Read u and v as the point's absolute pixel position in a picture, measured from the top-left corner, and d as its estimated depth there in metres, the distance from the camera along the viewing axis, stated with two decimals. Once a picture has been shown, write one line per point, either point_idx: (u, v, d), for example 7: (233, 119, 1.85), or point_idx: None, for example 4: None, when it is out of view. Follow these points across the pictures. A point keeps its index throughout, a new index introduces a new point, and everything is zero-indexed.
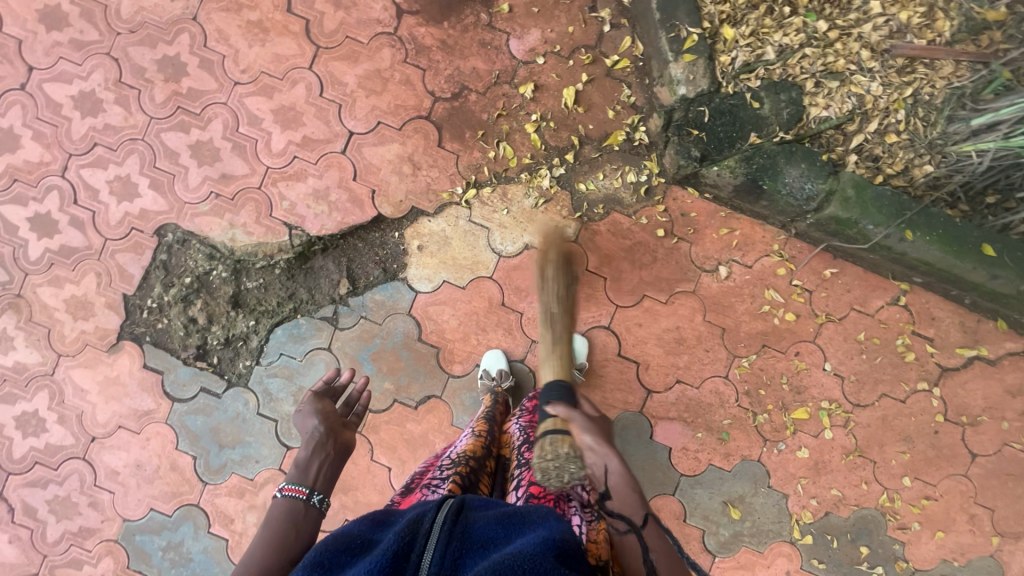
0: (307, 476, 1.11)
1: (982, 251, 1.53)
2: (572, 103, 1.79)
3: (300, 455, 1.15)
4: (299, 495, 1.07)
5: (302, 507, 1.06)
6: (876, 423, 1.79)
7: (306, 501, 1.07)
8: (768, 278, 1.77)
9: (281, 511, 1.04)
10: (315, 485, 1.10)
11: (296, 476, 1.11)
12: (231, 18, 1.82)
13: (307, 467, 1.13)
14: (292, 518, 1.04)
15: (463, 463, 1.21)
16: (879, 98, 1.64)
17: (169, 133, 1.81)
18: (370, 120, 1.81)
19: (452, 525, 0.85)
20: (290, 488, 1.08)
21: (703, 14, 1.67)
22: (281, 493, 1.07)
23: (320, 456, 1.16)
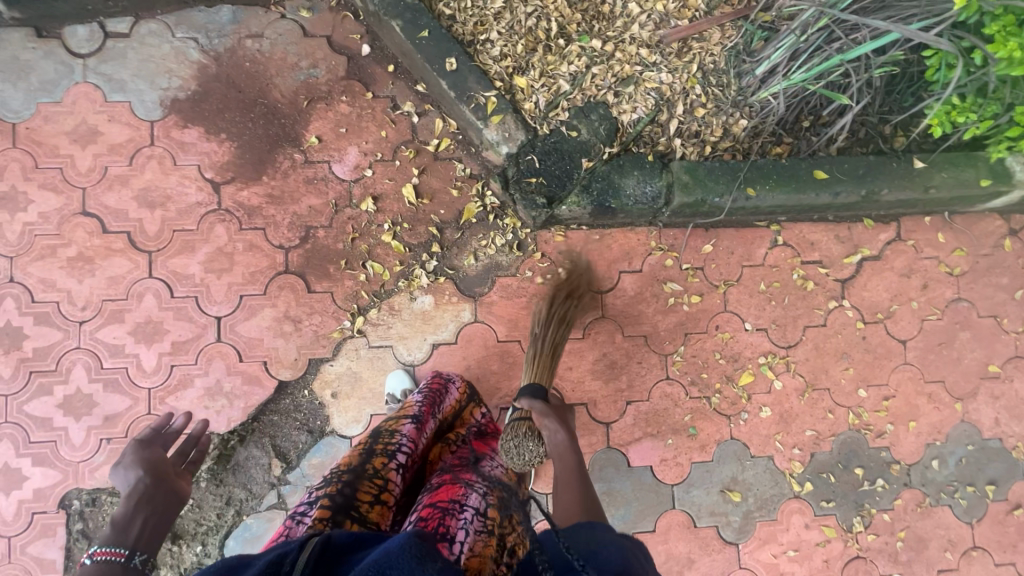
0: (127, 536, 1.09)
1: (817, 177, 1.64)
2: (415, 198, 1.81)
3: (119, 514, 1.13)
4: (115, 558, 1.04)
5: (120, 570, 1.03)
6: (813, 354, 1.86)
7: (123, 562, 1.04)
8: (660, 273, 1.83)
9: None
10: (136, 545, 1.09)
11: (111, 539, 1.08)
12: (49, 263, 1.72)
13: (127, 526, 1.11)
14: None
15: (337, 479, 1.18)
16: (673, 84, 1.75)
17: (33, 401, 1.69)
18: (232, 297, 1.75)
19: (317, 559, 0.88)
20: (104, 552, 1.04)
21: (492, 75, 1.73)
22: (91, 559, 1.03)
23: (143, 513, 1.15)
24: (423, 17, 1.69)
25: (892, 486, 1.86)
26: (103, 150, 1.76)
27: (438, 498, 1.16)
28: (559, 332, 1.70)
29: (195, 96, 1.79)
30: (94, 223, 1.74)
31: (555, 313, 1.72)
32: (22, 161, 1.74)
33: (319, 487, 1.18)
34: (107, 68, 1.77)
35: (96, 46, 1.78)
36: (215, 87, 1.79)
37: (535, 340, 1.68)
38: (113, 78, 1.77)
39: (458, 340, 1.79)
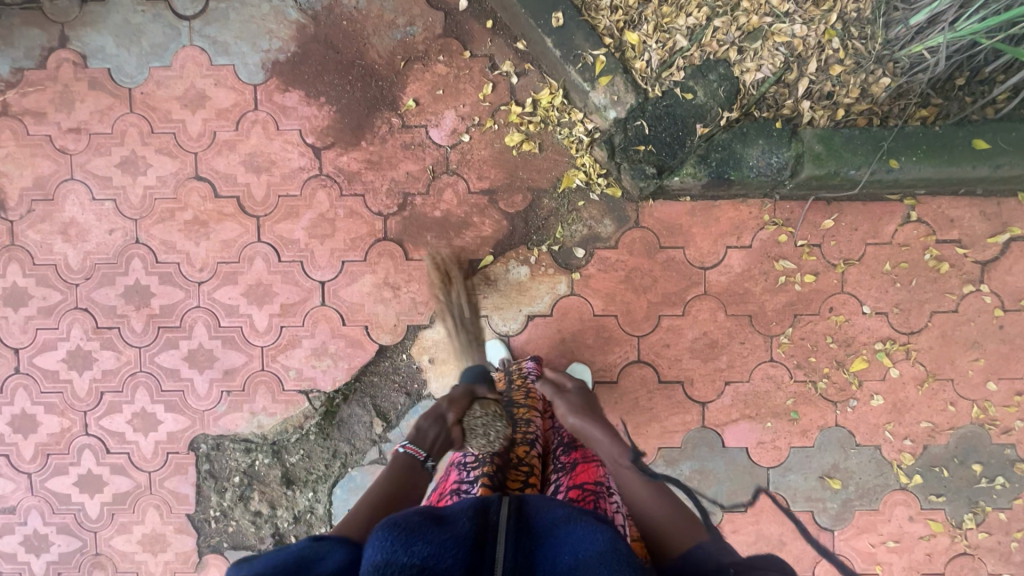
0: (425, 441, 1.27)
1: (975, 146, 1.44)
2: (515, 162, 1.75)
3: (420, 421, 1.32)
4: (417, 455, 1.23)
5: (418, 467, 1.22)
6: (938, 342, 1.70)
7: (423, 462, 1.22)
8: (772, 250, 1.70)
9: (400, 463, 1.21)
10: (430, 451, 1.26)
11: (415, 439, 1.27)
12: (169, 225, 1.81)
13: (426, 432, 1.29)
14: (405, 471, 1.19)
15: (488, 461, 1.21)
16: (807, 37, 1.54)
17: (162, 354, 1.83)
18: (334, 263, 1.80)
19: (516, 521, 0.88)
20: (410, 447, 1.24)
21: (601, 30, 1.60)
22: (402, 449, 1.23)
23: (437, 427, 1.31)
24: None
25: (1014, 485, 1.73)
26: (211, 115, 1.79)
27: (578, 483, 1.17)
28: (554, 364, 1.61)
29: (295, 58, 1.77)
30: (206, 187, 1.81)
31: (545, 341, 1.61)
32: (140, 127, 1.80)
33: (473, 466, 1.21)
34: (211, 30, 1.78)
35: (199, 7, 1.77)
36: (314, 48, 1.76)
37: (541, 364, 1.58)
38: (217, 40, 1.78)
39: (553, 312, 1.77)
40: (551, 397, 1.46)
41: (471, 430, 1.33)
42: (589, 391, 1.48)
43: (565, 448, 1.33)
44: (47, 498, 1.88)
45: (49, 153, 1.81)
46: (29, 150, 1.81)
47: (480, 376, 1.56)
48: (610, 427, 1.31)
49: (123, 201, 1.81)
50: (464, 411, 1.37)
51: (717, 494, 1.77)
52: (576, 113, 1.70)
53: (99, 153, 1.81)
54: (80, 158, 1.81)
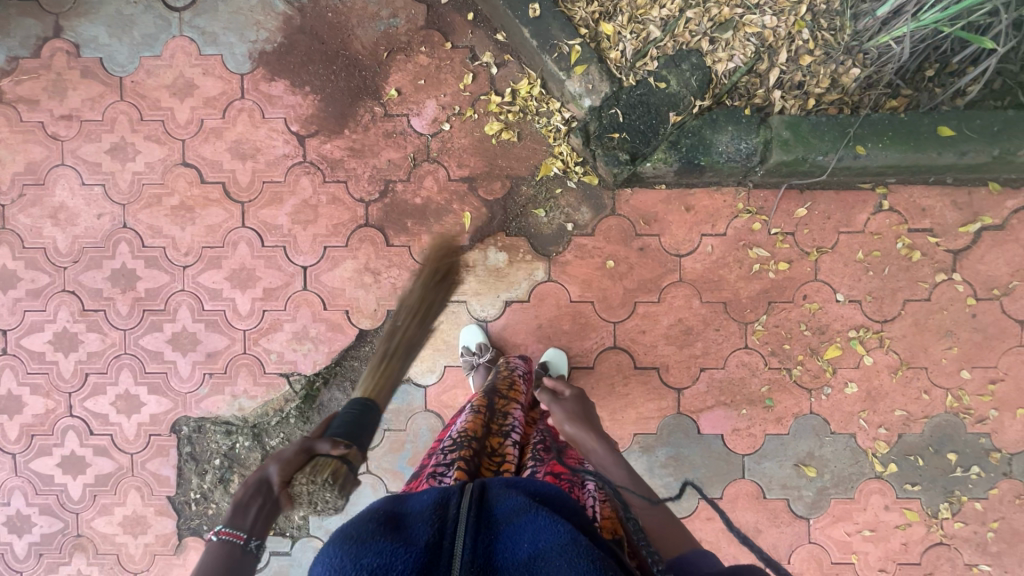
0: (246, 517, 1.05)
1: (940, 134, 1.46)
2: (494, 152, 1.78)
3: (241, 494, 1.08)
4: (236, 540, 1.02)
5: (240, 553, 1.02)
6: (911, 331, 1.71)
7: (244, 546, 1.02)
8: (746, 238, 1.72)
9: (214, 557, 1.00)
10: (253, 528, 1.05)
11: (234, 517, 1.05)
12: (156, 211, 1.86)
13: (245, 506, 1.07)
14: (224, 562, 1.00)
15: (465, 446, 1.13)
16: (777, 28, 1.58)
17: (146, 337, 1.87)
18: (316, 248, 1.83)
19: (476, 512, 0.82)
20: (225, 532, 1.02)
21: (577, 22, 1.64)
22: (216, 537, 1.02)
23: (257, 502, 1.08)
24: None
25: (989, 474, 1.73)
26: (199, 103, 1.84)
27: (555, 473, 1.09)
28: (416, 331, 1.58)
29: (281, 48, 1.82)
30: (193, 173, 1.85)
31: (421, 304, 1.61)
32: (130, 114, 1.85)
33: (450, 448, 1.13)
34: (200, 21, 1.83)
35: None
36: (300, 39, 1.81)
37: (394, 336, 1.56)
38: (206, 31, 1.83)
39: (530, 298, 1.79)
40: (548, 404, 1.38)
41: (298, 497, 1.10)
42: (586, 397, 1.41)
43: (543, 442, 1.25)
44: (31, 478, 1.91)
45: (41, 139, 1.86)
46: (22, 136, 1.86)
47: (342, 424, 1.23)
48: (610, 441, 1.28)
49: (112, 186, 1.86)
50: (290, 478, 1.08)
51: (692, 481, 1.78)
52: (553, 103, 1.74)
53: (90, 140, 1.86)
54: (71, 144, 1.86)
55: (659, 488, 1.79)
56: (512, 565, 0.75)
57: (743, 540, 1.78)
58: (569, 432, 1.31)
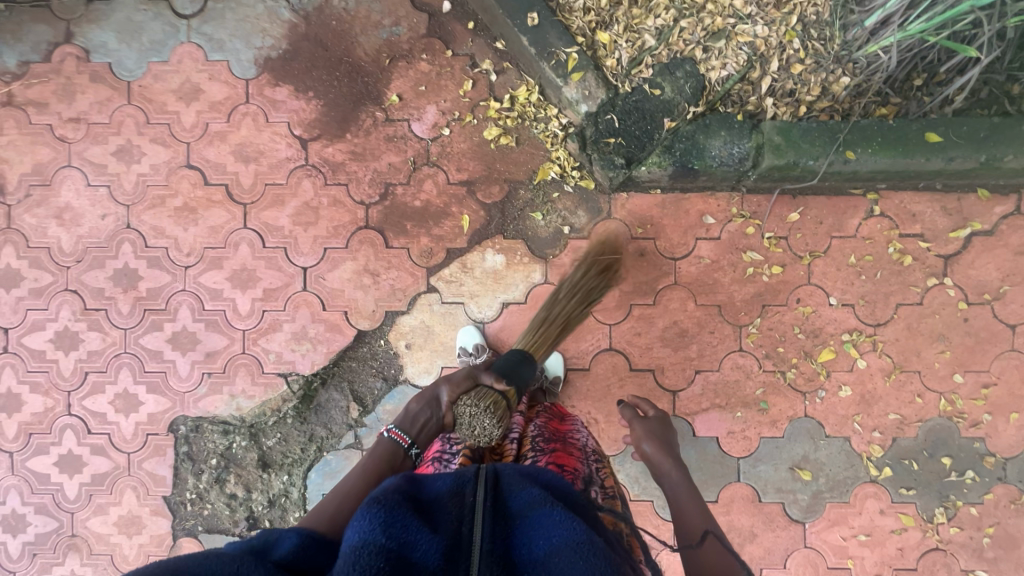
0: (413, 426, 1.31)
1: (928, 140, 1.49)
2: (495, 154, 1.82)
3: (413, 407, 1.35)
4: (401, 441, 1.27)
5: (402, 454, 1.26)
6: (904, 335, 1.73)
7: (405, 448, 1.27)
8: (740, 242, 1.75)
9: (383, 448, 1.26)
10: (416, 437, 1.30)
11: (404, 424, 1.31)
12: (159, 211, 1.88)
13: (415, 416, 1.33)
14: (389, 456, 1.25)
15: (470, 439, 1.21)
16: (769, 38, 1.63)
17: (146, 336, 1.88)
18: (317, 249, 1.86)
19: (492, 501, 0.88)
20: (395, 432, 1.29)
21: (574, 30, 1.69)
22: (387, 434, 1.29)
23: (427, 412, 1.33)
24: None
25: (984, 479, 1.74)
26: (205, 107, 1.88)
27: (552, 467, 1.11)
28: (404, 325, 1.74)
29: (286, 55, 1.86)
30: (196, 175, 1.88)
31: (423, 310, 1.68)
32: (136, 117, 1.89)
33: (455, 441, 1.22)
34: (207, 28, 1.88)
35: (197, 6, 1.88)
36: (304, 46, 1.86)
37: None
38: (212, 37, 1.88)
39: (527, 300, 1.81)
40: (630, 420, 1.49)
41: (459, 417, 1.21)
42: (668, 424, 1.48)
43: (543, 432, 1.28)
44: (27, 477, 1.91)
45: (49, 141, 1.90)
46: (30, 138, 1.90)
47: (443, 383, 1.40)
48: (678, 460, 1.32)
49: (117, 187, 1.89)
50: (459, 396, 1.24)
51: None
52: (551, 109, 1.78)
53: (96, 142, 1.89)
54: (78, 146, 1.90)
55: (655, 491, 1.80)
56: (525, 556, 0.79)
57: (738, 544, 1.78)
58: (643, 448, 1.38)
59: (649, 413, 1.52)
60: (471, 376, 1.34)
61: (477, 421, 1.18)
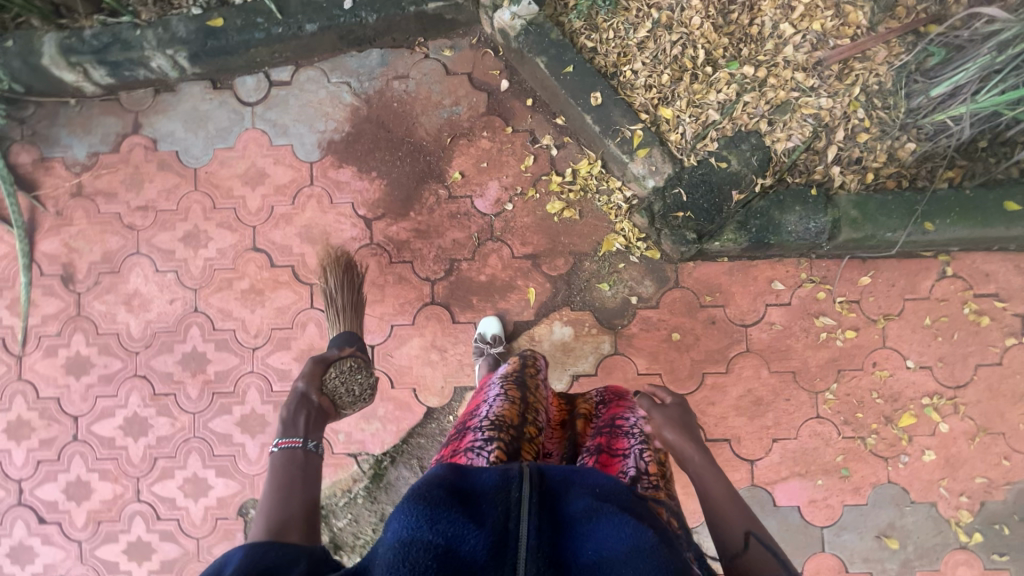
0: (297, 429, 1.24)
1: (1007, 209, 1.51)
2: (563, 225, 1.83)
3: (286, 415, 1.29)
4: (295, 445, 1.17)
5: (302, 455, 1.16)
6: (985, 396, 1.71)
7: (303, 448, 1.17)
8: (811, 307, 1.74)
9: (280, 461, 1.14)
10: (305, 436, 1.23)
11: (286, 433, 1.22)
12: (227, 294, 1.90)
13: (295, 424, 1.26)
14: (294, 464, 1.14)
15: (503, 427, 1.06)
16: (833, 109, 1.65)
17: (215, 419, 1.88)
18: (383, 327, 1.86)
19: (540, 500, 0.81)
20: (284, 442, 1.18)
21: (637, 107, 1.72)
22: (277, 448, 1.17)
23: (302, 413, 1.31)
24: (568, 53, 1.72)
25: None
26: (270, 190, 1.92)
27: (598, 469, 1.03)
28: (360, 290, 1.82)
29: (349, 137, 1.91)
30: (263, 257, 1.91)
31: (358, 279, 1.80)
32: (203, 203, 1.93)
33: (487, 429, 1.05)
34: (272, 114, 1.93)
35: (262, 94, 1.94)
36: (367, 128, 1.90)
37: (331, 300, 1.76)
38: (277, 123, 1.93)
39: (598, 371, 1.80)
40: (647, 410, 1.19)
41: (336, 394, 1.50)
42: (690, 406, 1.23)
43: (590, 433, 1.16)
44: (96, 566, 1.89)
45: (118, 229, 1.94)
46: (100, 227, 1.94)
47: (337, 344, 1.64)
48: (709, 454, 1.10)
49: (184, 272, 1.92)
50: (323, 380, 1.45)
51: None
52: (614, 182, 1.81)
53: (164, 228, 1.93)
54: (147, 233, 1.93)
55: None
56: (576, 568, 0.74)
57: None
58: (668, 440, 1.12)
59: (667, 400, 1.26)
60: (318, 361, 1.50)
61: (352, 382, 1.57)
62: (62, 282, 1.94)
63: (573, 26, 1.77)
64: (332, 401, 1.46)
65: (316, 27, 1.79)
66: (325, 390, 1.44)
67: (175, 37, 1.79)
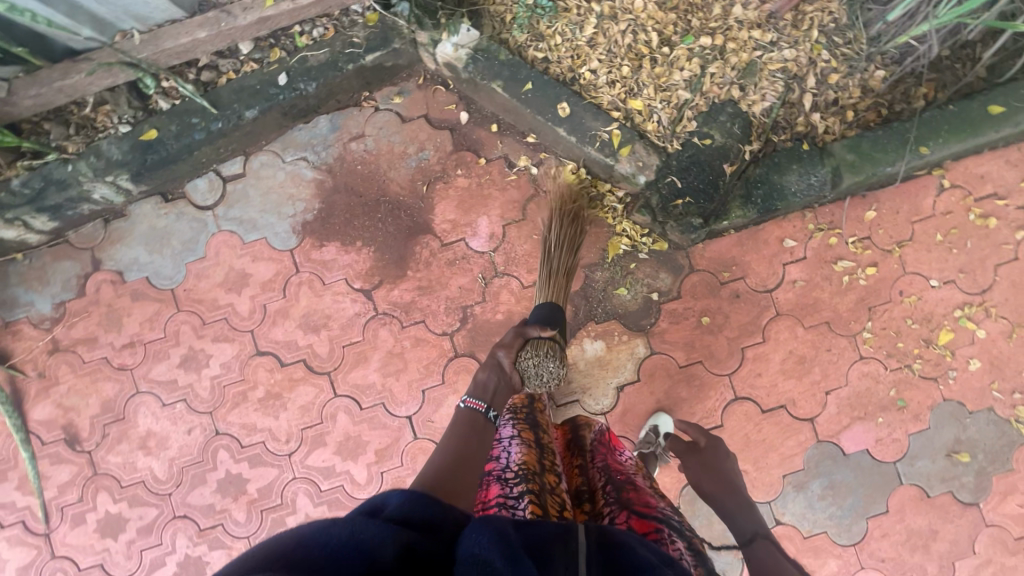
0: (485, 394, 1.33)
1: (992, 113, 1.54)
2: None
3: (480, 377, 1.39)
4: (479, 408, 1.28)
5: (483, 419, 1.25)
6: (1011, 292, 1.73)
7: (484, 412, 1.27)
8: (827, 255, 1.74)
9: (463, 417, 1.26)
10: (492, 403, 1.31)
11: (476, 394, 1.33)
12: (245, 407, 1.81)
13: (484, 387, 1.36)
14: (473, 421, 1.24)
15: (530, 478, 0.96)
16: (798, 57, 1.63)
17: (271, 537, 1.79)
18: (415, 394, 1.80)
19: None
20: (472, 402, 1.30)
21: (606, 107, 1.67)
22: (465, 403, 1.29)
23: (491, 378, 1.39)
24: (523, 70, 1.65)
25: None
26: (257, 289, 1.82)
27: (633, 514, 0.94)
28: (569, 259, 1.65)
29: (322, 213, 1.82)
30: (271, 359, 1.81)
31: (567, 238, 1.63)
32: (191, 322, 1.82)
33: (514, 481, 0.95)
34: (235, 211, 1.83)
35: (218, 194, 1.83)
36: (338, 199, 1.81)
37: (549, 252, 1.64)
38: (243, 219, 1.83)
39: (640, 375, 1.77)
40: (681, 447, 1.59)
41: (527, 374, 1.44)
42: (722, 446, 1.55)
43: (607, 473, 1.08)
44: None
45: (110, 374, 1.82)
46: (91, 377, 1.82)
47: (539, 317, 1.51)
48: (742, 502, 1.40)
49: (193, 397, 1.81)
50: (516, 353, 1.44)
51: (855, 503, 1.74)
52: (603, 185, 1.75)
53: (159, 359, 1.82)
54: (142, 369, 1.82)
55: (826, 520, 1.74)
56: None
57: (924, 545, 1.74)
58: (706, 487, 1.48)
59: (701, 439, 1.58)
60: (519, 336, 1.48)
61: (542, 367, 1.44)
62: (68, 445, 1.81)
63: (518, 41, 1.70)
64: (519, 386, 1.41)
65: (256, 112, 1.69)
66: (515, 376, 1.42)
67: (111, 161, 1.67)
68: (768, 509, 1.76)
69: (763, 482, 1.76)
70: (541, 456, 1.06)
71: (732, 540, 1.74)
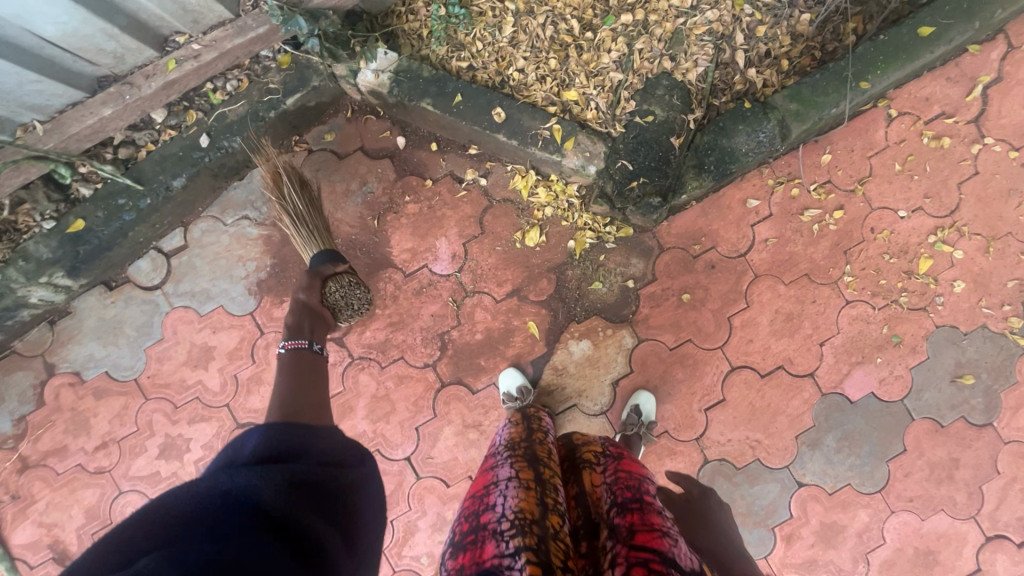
0: (302, 331, 1.46)
1: (924, 34, 1.52)
2: (533, 244, 1.73)
3: (290, 322, 1.47)
4: (302, 345, 1.42)
5: (312, 354, 1.42)
6: (980, 207, 1.71)
7: (311, 347, 1.42)
8: (792, 207, 1.71)
9: (288, 359, 1.39)
10: (311, 337, 1.46)
11: (292, 334, 1.44)
12: None
13: (300, 325, 1.47)
14: (302, 361, 1.39)
15: (526, 531, 0.88)
16: (722, 17, 1.60)
17: None
18: (409, 433, 1.72)
19: None
20: (291, 343, 1.41)
21: (541, 104, 1.62)
22: (285, 347, 1.41)
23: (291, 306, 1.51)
24: (448, 82, 1.59)
25: None
26: (224, 360, 1.74)
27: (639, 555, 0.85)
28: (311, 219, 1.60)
29: (275, 269, 1.74)
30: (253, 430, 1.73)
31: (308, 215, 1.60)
32: (163, 408, 1.73)
33: (510, 535, 0.87)
34: (185, 285, 1.75)
35: (163, 270, 1.75)
36: (289, 251, 1.74)
37: (301, 217, 1.57)
38: (195, 291, 1.75)
39: (632, 366, 1.72)
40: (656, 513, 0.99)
41: (337, 303, 1.60)
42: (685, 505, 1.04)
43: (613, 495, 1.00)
44: None
45: (88, 480, 1.72)
46: (68, 488, 1.72)
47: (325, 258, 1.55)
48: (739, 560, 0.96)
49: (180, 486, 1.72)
50: (322, 287, 1.55)
51: (873, 448, 1.71)
52: (557, 182, 1.70)
53: (136, 454, 1.72)
54: (120, 468, 1.72)
55: (848, 471, 1.71)
56: None
57: (950, 475, 1.71)
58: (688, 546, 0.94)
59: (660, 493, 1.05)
60: (317, 276, 1.54)
61: (350, 297, 1.62)
62: (57, 565, 1.70)
63: (439, 54, 1.65)
64: (331, 314, 1.59)
65: (184, 180, 1.62)
66: (328, 304, 1.57)
67: (42, 261, 1.58)
68: (789, 473, 1.71)
69: (777, 448, 1.71)
70: (544, 493, 0.98)
71: (760, 507, 1.71)
